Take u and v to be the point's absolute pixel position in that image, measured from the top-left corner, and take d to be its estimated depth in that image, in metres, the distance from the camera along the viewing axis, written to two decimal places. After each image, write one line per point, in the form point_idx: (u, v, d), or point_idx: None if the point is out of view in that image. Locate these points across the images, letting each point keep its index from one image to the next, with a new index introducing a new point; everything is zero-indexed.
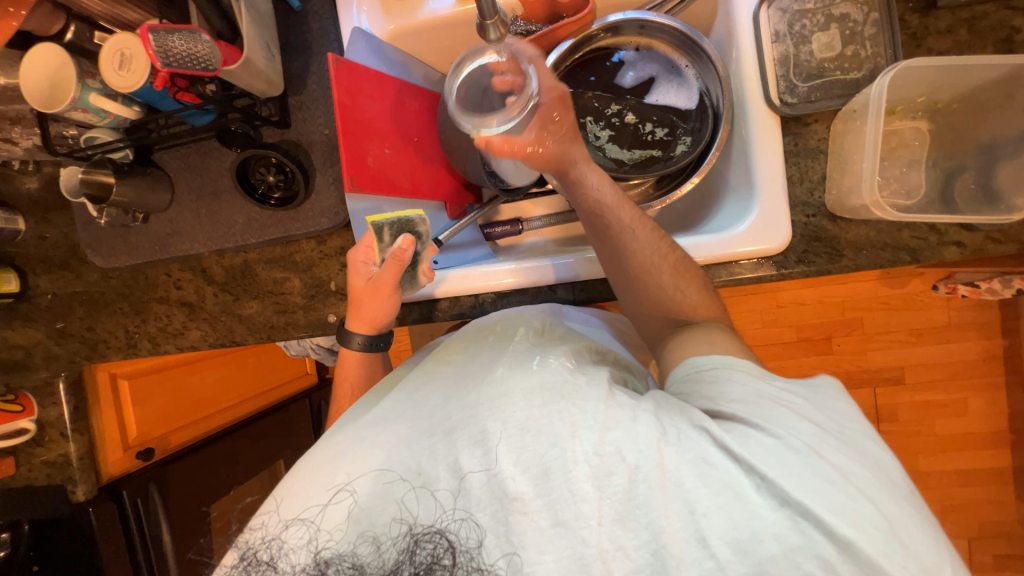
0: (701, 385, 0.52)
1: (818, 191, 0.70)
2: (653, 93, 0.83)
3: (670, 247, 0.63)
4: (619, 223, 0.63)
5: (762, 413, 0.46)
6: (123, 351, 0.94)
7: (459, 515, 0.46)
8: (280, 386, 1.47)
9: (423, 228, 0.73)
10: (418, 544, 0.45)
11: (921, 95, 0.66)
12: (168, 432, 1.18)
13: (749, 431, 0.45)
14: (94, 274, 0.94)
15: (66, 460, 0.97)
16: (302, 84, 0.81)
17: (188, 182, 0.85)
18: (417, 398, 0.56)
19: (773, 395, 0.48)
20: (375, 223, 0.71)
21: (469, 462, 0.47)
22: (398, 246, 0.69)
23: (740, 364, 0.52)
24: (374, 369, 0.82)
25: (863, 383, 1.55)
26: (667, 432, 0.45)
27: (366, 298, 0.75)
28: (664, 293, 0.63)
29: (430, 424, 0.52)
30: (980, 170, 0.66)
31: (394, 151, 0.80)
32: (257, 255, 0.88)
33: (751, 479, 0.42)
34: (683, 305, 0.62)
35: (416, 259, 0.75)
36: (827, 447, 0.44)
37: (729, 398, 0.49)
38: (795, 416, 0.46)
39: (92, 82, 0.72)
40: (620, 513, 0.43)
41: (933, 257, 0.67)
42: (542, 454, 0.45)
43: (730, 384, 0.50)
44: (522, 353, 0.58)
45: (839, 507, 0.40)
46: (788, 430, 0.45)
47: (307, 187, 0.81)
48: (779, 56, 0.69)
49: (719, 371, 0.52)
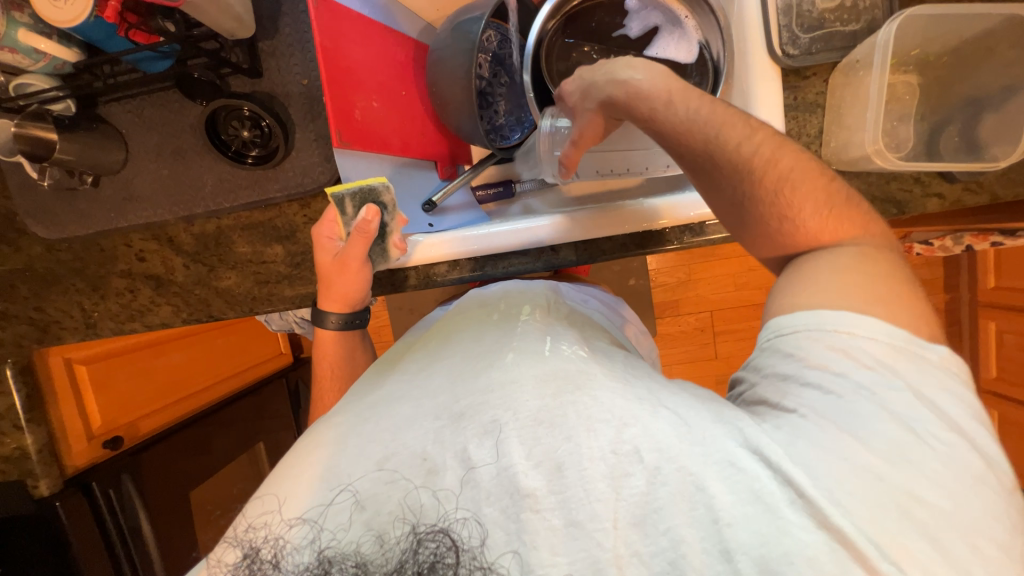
0: (775, 357, 0.44)
1: (815, 145, 0.72)
2: (653, 46, 0.80)
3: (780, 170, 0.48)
4: (693, 124, 0.49)
5: (846, 412, 0.40)
6: (81, 331, 0.85)
7: (462, 513, 0.42)
8: (252, 367, 1.40)
9: (388, 198, 0.70)
10: (421, 543, 0.42)
11: (916, 47, 0.67)
12: (134, 419, 1.06)
13: (808, 430, 0.39)
14: (36, 248, 0.83)
15: (22, 453, 0.90)
16: (274, 27, 0.72)
17: (144, 139, 0.76)
18: (423, 377, 0.53)
19: (860, 380, 0.40)
20: (335, 194, 0.67)
21: (478, 453, 0.43)
22: (362, 217, 0.66)
23: (831, 319, 0.43)
24: (355, 344, 0.78)
25: None
26: (693, 429, 0.41)
27: (334, 275, 0.72)
28: (769, 225, 0.49)
29: (437, 405, 0.48)
30: (964, 124, 0.69)
31: (382, 104, 0.74)
32: (233, 221, 0.80)
33: (786, 492, 0.38)
34: (803, 237, 0.48)
35: (385, 230, 0.71)
36: (899, 465, 0.37)
37: (803, 380, 0.42)
38: (870, 425, 0.39)
39: (21, 16, 0.62)
40: (636, 518, 0.40)
41: (917, 209, 0.71)
42: (555, 449, 0.42)
43: (808, 364, 0.42)
44: (532, 335, 0.56)
45: (882, 537, 0.36)
46: (860, 438, 0.38)
47: (286, 141, 0.73)
48: (781, 6, 0.68)
49: (812, 334, 0.43)
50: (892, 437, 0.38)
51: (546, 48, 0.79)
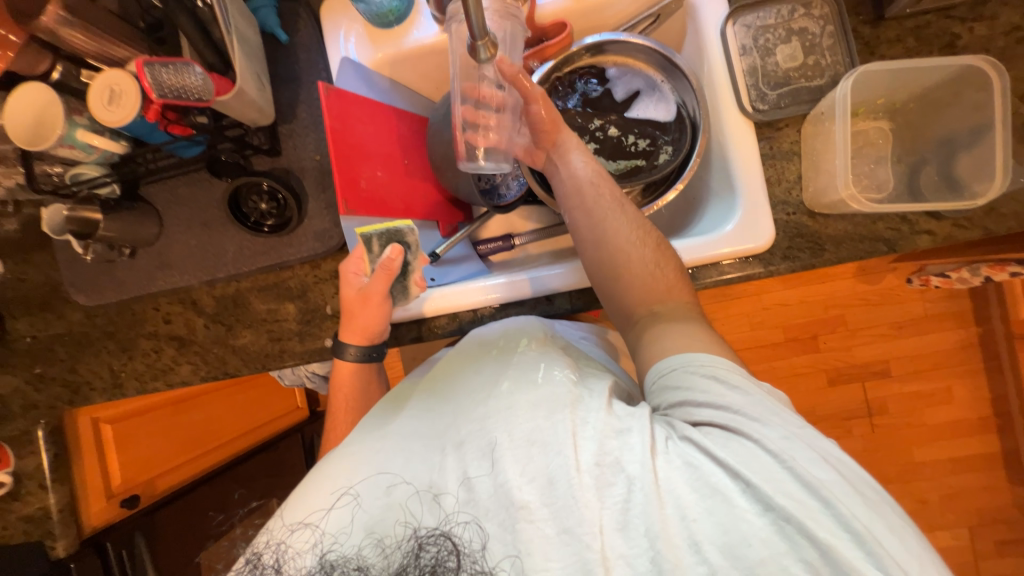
0: (667, 392, 0.54)
1: (795, 189, 0.74)
2: (636, 107, 0.85)
3: (647, 225, 0.66)
4: (597, 195, 0.67)
5: (743, 417, 0.48)
6: (108, 391, 0.91)
7: (464, 517, 0.49)
8: (271, 422, 1.44)
9: (412, 239, 0.77)
10: (422, 547, 0.49)
11: (880, 97, 0.71)
12: (153, 476, 1.12)
13: (728, 437, 0.47)
14: (77, 314, 0.90)
15: (45, 513, 0.93)
16: (292, 113, 0.82)
17: (177, 214, 0.85)
18: (430, 407, 0.59)
19: (742, 393, 0.50)
20: (365, 234, 0.75)
21: (476, 470, 0.50)
22: (387, 255, 0.73)
23: (696, 359, 0.54)
24: (371, 378, 0.80)
25: (851, 378, 1.65)
26: (656, 442, 0.48)
27: (356, 307, 0.76)
28: (639, 272, 0.64)
29: (443, 432, 0.55)
30: (940, 163, 0.70)
31: (386, 172, 0.82)
32: (250, 283, 0.87)
33: (737, 483, 0.45)
34: (657, 288, 0.64)
35: (408, 269, 0.77)
36: (801, 451, 0.46)
37: (698, 403, 0.51)
38: (768, 424, 0.47)
39: (80, 118, 0.71)
40: (620, 523, 0.46)
41: (908, 246, 0.71)
42: (547, 465, 0.48)
43: (695, 389, 0.52)
44: (526, 362, 0.60)
45: (814, 511, 0.43)
46: (766, 435, 0.47)
47: (300, 212, 0.81)
48: (747, 68, 0.74)
49: (683, 371, 0.54)
50: (786, 431, 0.47)
51: None
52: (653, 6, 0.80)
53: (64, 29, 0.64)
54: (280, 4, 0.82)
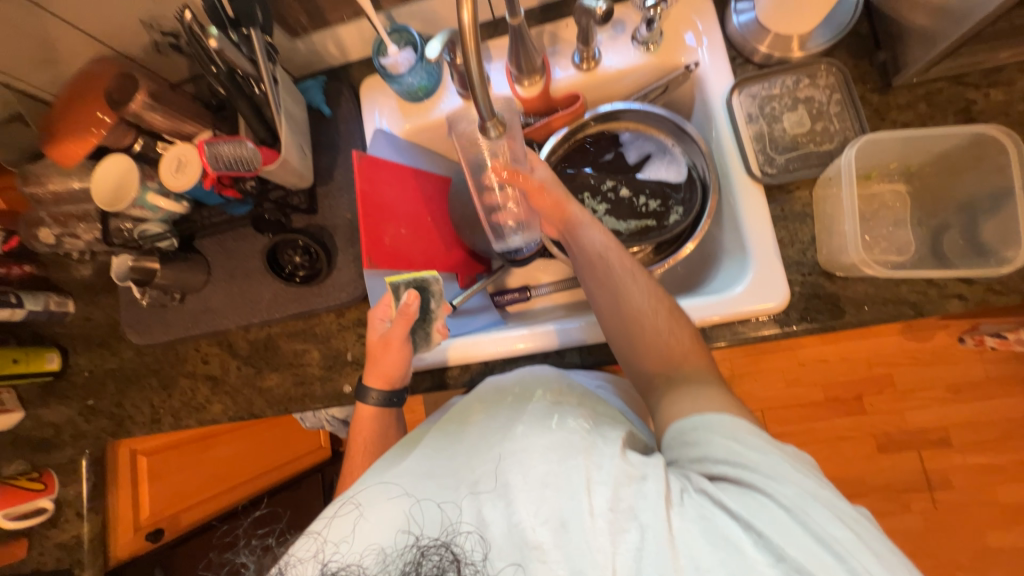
0: (684, 448, 0.57)
1: (809, 251, 0.73)
2: (647, 169, 0.89)
3: (663, 293, 0.69)
4: (609, 266, 0.71)
5: (756, 473, 0.51)
6: (147, 426, 0.97)
7: (465, 528, 0.51)
8: (296, 460, 1.49)
9: (437, 288, 0.80)
10: (424, 555, 0.50)
11: (893, 161, 0.71)
12: (178, 511, 1.23)
13: (743, 492, 0.49)
14: (129, 351, 0.99)
15: (77, 541, 0.98)
16: (329, 176, 0.91)
17: (224, 264, 0.94)
18: (445, 443, 0.62)
19: (758, 449, 0.52)
20: (393, 282, 0.78)
21: (492, 512, 0.51)
22: (404, 301, 0.74)
23: (714, 418, 0.56)
24: (389, 424, 0.80)
25: (905, 447, 1.50)
26: (672, 495, 0.50)
27: (379, 353, 0.78)
28: (657, 339, 0.66)
29: (457, 467, 0.56)
30: (964, 228, 0.68)
31: (409, 230, 0.88)
32: (281, 328, 0.93)
33: (749, 534, 0.46)
34: (673, 354, 0.65)
35: (430, 316, 0.80)
36: (815, 507, 0.48)
37: (714, 458, 0.53)
38: (780, 479, 0.50)
39: (151, 182, 0.82)
40: (633, 569, 0.46)
41: (937, 311, 0.68)
42: (562, 508, 0.49)
43: (712, 445, 0.54)
44: (541, 410, 0.61)
45: (825, 564, 0.44)
46: (778, 489, 0.49)
47: (329, 264, 0.88)
48: (754, 134, 0.76)
49: (702, 429, 0.56)
50: (801, 487, 0.49)
51: None
52: (663, 78, 0.84)
53: (147, 113, 0.77)
54: (326, 84, 0.93)
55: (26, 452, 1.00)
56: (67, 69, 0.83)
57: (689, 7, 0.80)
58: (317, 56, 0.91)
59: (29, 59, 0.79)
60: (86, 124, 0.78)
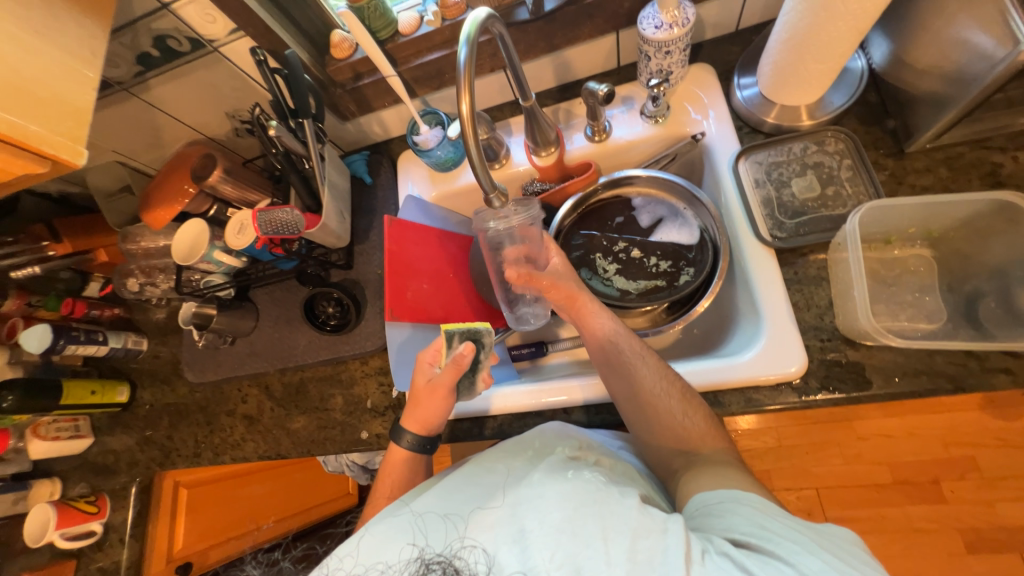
0: (711, 519, 0.54)
1: (827, 315, 0.71)
2: (658, 231, 0.91)
3: (677, 377, 0.69)
4: (623, 348, 0.72)
5: (782, 545, 0.47)
6: (189, 459, 1.06)
7: (468, 543, 0.54)
8: (326, 504, 1.54)
9: (489, 339, 0.78)
10: (428, 568, 0.54)
11: (912, 226, 0.69)
12: (207, 547, 1.28)
13: (770, 562, 0.46)
14: (184, 387, 1.11)
15: (116, 568, 1.07)
16: (365, 236, 1.01)
17: (270, 312, 1.05)
18: (463, 480, 0.63)
19: (788, 526, 0.49)
20: (447, 330, 0.76)
21: (506, 556, 0.51)
22: (459, 352, 0.72)
23: (745, 496, 0.54)
24: (417, 471, 0.79)
25: (1000, 547, 1.27)
26: (693, 552, 0.47)
27: (423, 398, 0.77)
28: (672, 422, 0.67)
29: (473, 506, 0.58)
30: (1000, 295, 0.63)
31: (431, 285, 0.94)
32: (312, 373, 1.01)
33: None
34: (689, 436, 0.66)
35: (477, 365, 0.78)
36: None
37: (741, 528, 0.51)
38: (806, 551, 0.46)
39: (218, 242, 0.96)
40: None
41: (981, 385, 0.62)
42: (576, 554, 0.48)
43: (739, 516, 0.52)
44: (558, 460, 0.62)
45: None
46: (810, 565, 0.45)
47: (358, 316, 0.96)
48: (762, 199, 0.77)
49: (730, 502, 0.54)
50: (834, 568, 0.45)
51: (563, 237, 0.93)
52: (671, 148, 0.89)
53: (221, 185, 0.92)
54: (369, 157, 1.07)
55: (89, 476, 1.11)
56: (168, 150, 1.03)
57: (693, 84, 0.86)
58: (363, 135, 1.06)
59: (141, 144, 0.99)
60: (175, 193, 0.94)
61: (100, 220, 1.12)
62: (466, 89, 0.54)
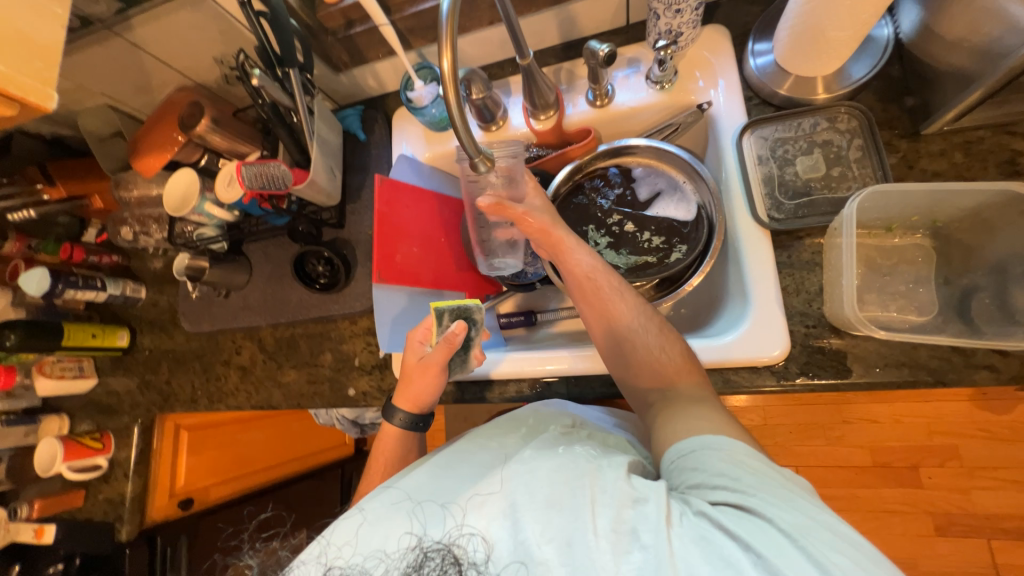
0: (685, 473, 0.52)
1: (816, 302, 0.69)
2: (655, 206, 0.88)
3: (657, 315, 0.68)
4: (602, 283, 0.69)
5: (756, 497, 0.46)
6: (187, 404, 1.10)
7: (467, 530, 0.50)
8: (319, 453, 1.62)
9: (479, 316, 0.77)
10: (427, 557, 0.49)
11: (915, 214, 0.66)
12: (209, 485, 1.31)
13: (747, 516, 0.45)
14: (181, 336, 1.14)
15: (121, 499, 1.12)
16: (357, 195, 0.99)
17: (263, 267, 1.05)
18: (452, 456, 0.61)
19: (763, 476, 0.48)
20: (437, 308, 0.75)
21: (497, 531, 0.48)
22: (452, 330, 0.73)
23: (716, 442, 0.52)
24: (410, 448, 0.78)
25: (968, 532, 1.31)
26: (672, 514, 0.46)
27: (415, 375, 0.76)
28: (648, 358, 0.65)
29: (466, 482, 0.55)
30: (996, 292, 0.62)
31: (421, 249, 0.93)
32: (302, 330, 1.02)
33: (749, 556, 0.42)
34: (666, 374, 0.63)
35: (469, 342, 0.78)
36: (824, 537, 0.42)
37: (714, 483, 0.48)
38: (783, 504, 0.45)
39: (210, 194, 0.95)
40: None
41: (962, 380, 0.62)
42: (565, 528, 0.46)
43: (713, 469, 0.49)
44: (550, 439, 0.60)
45: None
46: (783, 512, 0.44)
47: (347, 277, 0.96)
48: (763, 177, 0.73)
49: (702, 452, 0.52)
50: (807, 516, 0.44)
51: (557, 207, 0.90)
52: (676, 117, 0.84)
53: (210, 134, 0.90)
54: (363, 112, 1.03)
55: (94, 414, 1.17)
56: (158, 95, 1.00)
57: (704, 47, 0.80)
58: (358, 88, 1.02)
59: (130, 87, 0.96)
60: (163, 141, 0.92)
61: (93, 165, 1.11)
62: (448, 46, 0.53)
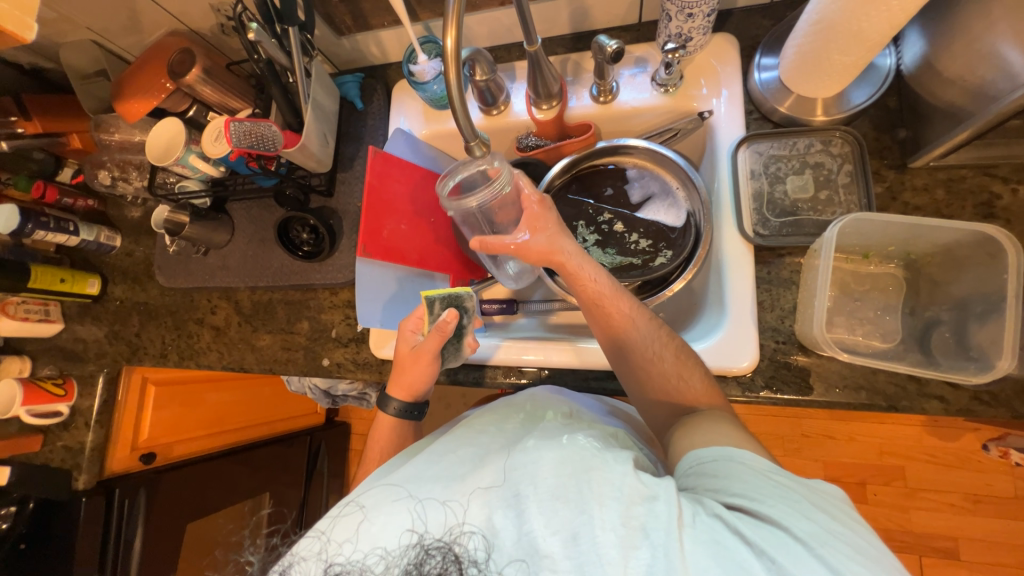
0: (703, 478, 0.51)
1: (788, 319, 0.71)
2: (647, 209, 0.88)
3: (674, 338, 0.67)
4: (617, 310, 0.67)
5: (771, 506, 0.46)
6: (156, 359, 1.08)
7: (468, 527, 0.48)
8: (286, 420, 1.63)
9: (470, 303, 0.77)
10: (428, 555, 0.48)
11: (892, 245, 0.68)
12: (173, 441, 1.29)
13: (762, 523, 0.44)
14: (154, 290, 1.11)
15: (81, 448, 1.10)
16: (349, 165, 0.97)
17: (245, 228, 1.02)
18: (451, 442, 0.59)
19: (780, 486, 0.48)
20: (428, 296, 0.75)
21: (503, 522, 0.47)
22: (443, 318, 0.71)
23: (739, 453, 0.51)
24: (406, 434, 0.79)
25: (903, 548, 1.39)
26: (684, 514, 0.45)
27: (407, 364, 0.76)
28: (666, 382, 0.64)
29: (464, 470, 0.53)
30: (955, 327, 0.64)
31: (409, 227, 0.92)
32: (281, 296, 1.01)
33: (763, 562, 0.42)
34: (688, 396, 0.63)
35: (461, 330, 0.77)
36: (831, 546, 0.43)
37: (733, 489, 0.48)
38: (799, 513, 0.45)
39: (196, 147, 0.91)
40: None
41: (913, 408, 0.65)
42: (571, 520, 0.45)
43: (733, 478, 0.49)
44: (552, 429, 0.58)
45: None
46: (796, 522, 0.44)
47: (331, 247, 0.94)
48: (754, 191, 0.74)
49: (721, 461, 0.51)
50: (818, 525, 0.44)
51: None
52: (676, 122, 0.84)
53: (200, 85, 0.88)
54: (363, 80, 1.01)
55: (59, 360, 1.14)
56: (148, 37, 0.96)
57: (712, 54, 0.80)
58: (360, 54, 0.99)
59: (118, 25, 0.92)
60: (151, 87, 0.88)
61: (73, 102, 1.06)
62: (453, 24, 0.52)
